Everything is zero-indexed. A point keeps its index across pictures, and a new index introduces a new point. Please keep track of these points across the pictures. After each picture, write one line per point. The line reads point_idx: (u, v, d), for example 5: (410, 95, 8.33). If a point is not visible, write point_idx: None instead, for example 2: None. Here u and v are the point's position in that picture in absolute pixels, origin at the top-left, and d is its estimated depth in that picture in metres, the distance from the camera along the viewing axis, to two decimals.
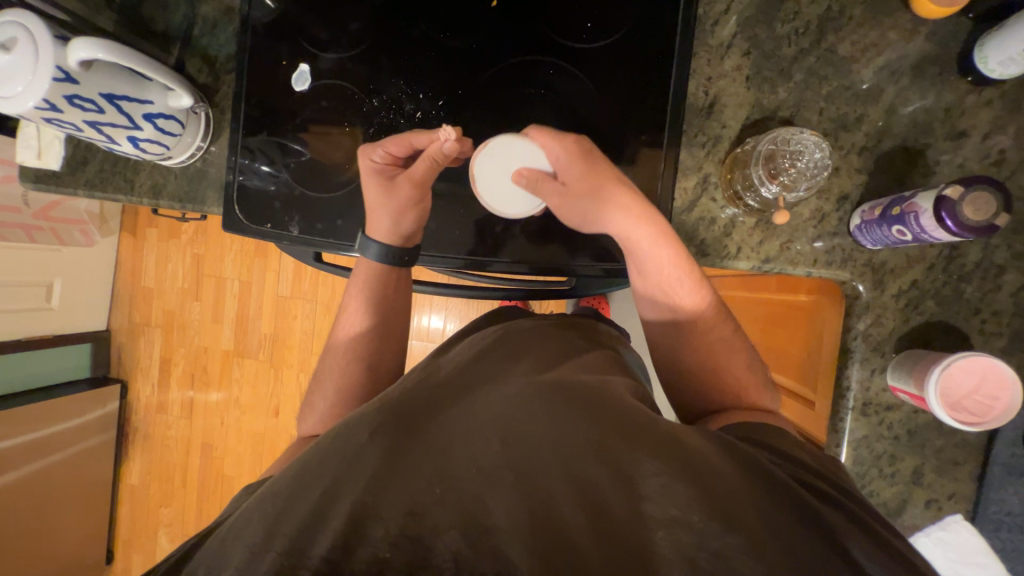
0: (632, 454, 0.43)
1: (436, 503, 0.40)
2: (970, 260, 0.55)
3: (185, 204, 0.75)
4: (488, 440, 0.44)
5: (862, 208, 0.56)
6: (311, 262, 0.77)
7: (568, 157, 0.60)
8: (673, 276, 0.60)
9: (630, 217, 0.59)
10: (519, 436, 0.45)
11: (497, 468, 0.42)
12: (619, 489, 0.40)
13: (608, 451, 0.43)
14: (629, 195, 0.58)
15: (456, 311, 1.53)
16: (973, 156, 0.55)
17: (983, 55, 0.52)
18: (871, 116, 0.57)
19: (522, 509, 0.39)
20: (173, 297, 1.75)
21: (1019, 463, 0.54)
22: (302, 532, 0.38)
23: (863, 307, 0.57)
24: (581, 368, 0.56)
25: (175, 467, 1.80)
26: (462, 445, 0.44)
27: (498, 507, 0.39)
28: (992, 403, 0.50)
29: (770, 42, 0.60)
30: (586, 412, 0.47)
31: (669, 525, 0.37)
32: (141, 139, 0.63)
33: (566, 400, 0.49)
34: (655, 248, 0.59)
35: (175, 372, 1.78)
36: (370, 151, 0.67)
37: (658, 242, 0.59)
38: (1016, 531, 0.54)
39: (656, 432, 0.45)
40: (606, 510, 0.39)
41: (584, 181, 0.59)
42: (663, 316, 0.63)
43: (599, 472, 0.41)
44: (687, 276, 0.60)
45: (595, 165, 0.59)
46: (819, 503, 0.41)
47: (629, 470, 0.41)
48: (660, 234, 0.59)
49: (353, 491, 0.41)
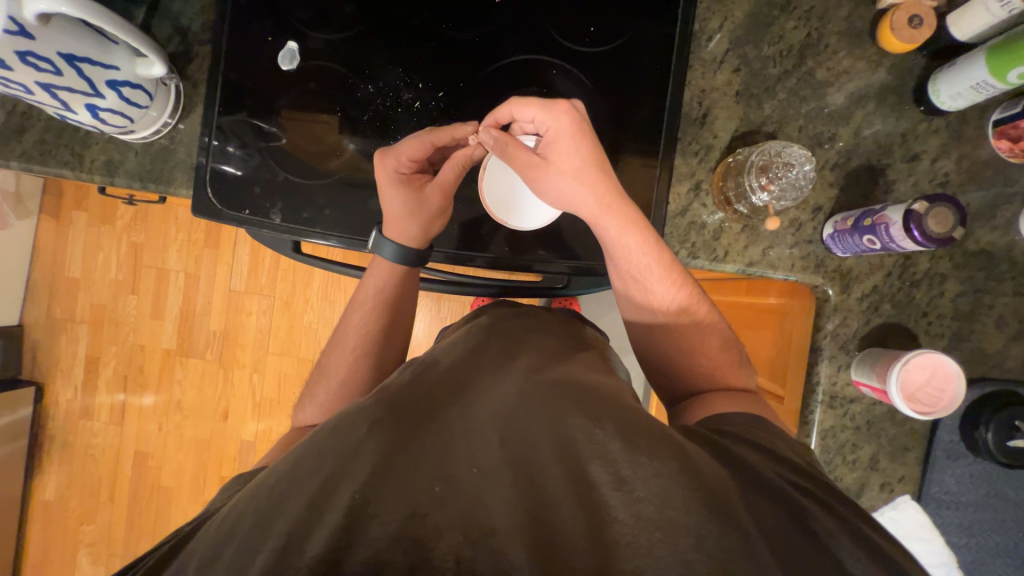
0: (626, 455, 0.42)
1: (439, 503, 0.38)
2: (920, 268, 0.62)
3: (146, 184, 0.68)
4: (487, 441, 0.43)
5: (835, 219, 0.62)
6: (288, 253, 0.72)
7: (557, 131, 0.58)
8: (641, 264, 0.60)
9: (598, 203, 0.58)
10: (520, 438, 0.44)
11: (498, 468, 0.41)
12: (618, 489, 0.39)
13: (605, 452, 0.42)
14: (599, 179, 0.57)
15: (426, 310, 1.50)
16: (924, 177, 0.63)
17: (937, 88, 0.59)
18: (842, 135, 0.63)
19: (523, 512, 0.38)
20: (104, 290, 1.58)
21: (956, 448, 0.61)
22: (301, 531, 0.35)
23: (832, 308, 0.63)
24: (580, 365, 0.56)
25: (101, 479, 1.61)
26: (464, 442, 0.43)
27: (497, 507, 0.38)
28: (941, 393, 0.56)
29: (757, 61, 0.64)
30: (586, 412, 0.46)
31: (665, 527, 0.37)
32: (101, 108, 0.57)
33: (567, 399, 0.48)
34: (622, 235, 0.59)
35: (104, 373, 1.60)
36: (393, 160, 0.63)
37: (626, 229, 0.59)
38: (953, 508, 0.62)
39: (658, 434, 0.44)
40: (606, 512, 0.38)
41: (562, 161, 0.58)
42: (632, 307, 0.63)
43: (602, 474, 0.40)
44: (655, 266, 0.60)
45: (574, 146, 0.57)
46: (806, 499, 0.41)
47: (628, 473, 0.40)
48: (627, 222, 0.58)
49: (350, 485, 0.38)
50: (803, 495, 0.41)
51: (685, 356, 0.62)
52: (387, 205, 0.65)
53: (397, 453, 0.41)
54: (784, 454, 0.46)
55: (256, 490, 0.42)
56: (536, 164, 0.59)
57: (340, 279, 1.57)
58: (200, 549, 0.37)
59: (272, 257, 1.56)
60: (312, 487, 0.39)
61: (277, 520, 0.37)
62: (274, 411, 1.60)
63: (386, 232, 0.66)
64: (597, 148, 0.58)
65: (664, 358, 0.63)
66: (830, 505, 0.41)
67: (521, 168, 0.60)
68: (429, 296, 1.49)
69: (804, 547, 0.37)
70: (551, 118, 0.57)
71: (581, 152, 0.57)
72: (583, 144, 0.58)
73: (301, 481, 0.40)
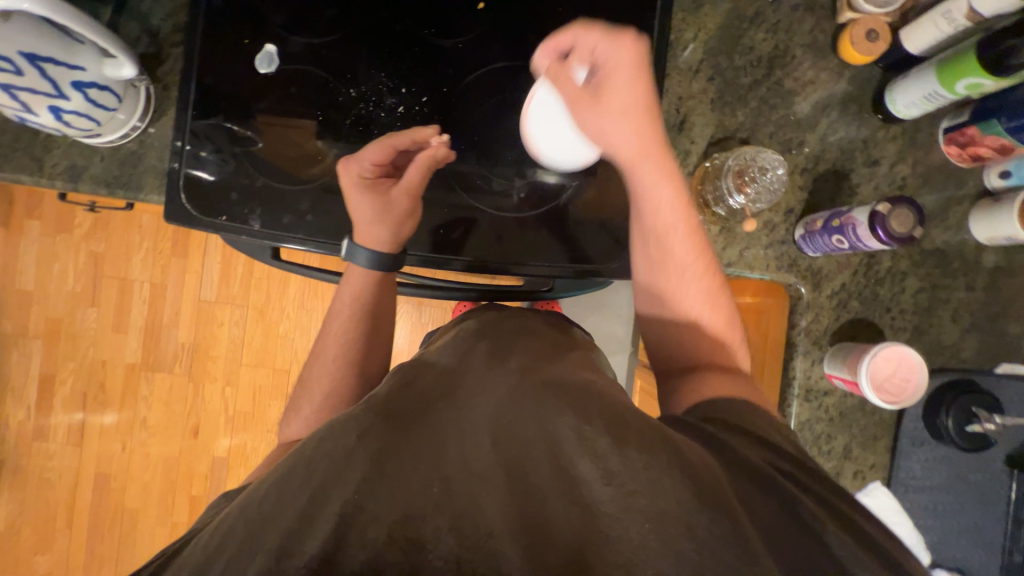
0: (615, 450, 0.42)
1: (432, 504, 0.37)
2: (884, 266, 0.66)
3: (113, 190, 0.65)
4: (480, 440, 0.43)
5: (805, 220, 0.65)
6: (267, 259, 0.70)
7: (618, 65, 0.61)
8: (669, 213, 0.61)
9: (639, 149, 0.61)
10: (513, 436, 0.44)
11: (489, 468, 0.41)
12: (607, 484, 0.40)
13: (593, 447, 0.42)
14: (645, 122, 0.60)
15: (406, 317, 1.48)
16: (885, 181, 0.67)
17: (893, 97, 0.63)
18: (810, 141, 0.67)
19: (515, 511, 0.38)
20: (61, 303, 1.49)
21: (920, 434, 0.65)
22: (293, 541, 0.35)
23: (804, 306, 0.66)
24: (570, 365, 0.56)
25: (58, 505, 1.51)
26: (455, 446, 0.43)
27: (490, 507, 0.38)
28: (906, 383, 0.59)
29: (730, 70, 0.67)
30: (575, 411, 0.46)
31: (653, 519, 0.37)
32: (66, 110, 0.54)
33: (556, 396, 0.48)
34: (658, 180, 0.61)
35: (61, 391, 1.50)
36: (356, 165, 0.65)
37: (661, 175, 0.61)
38: (919, 491, 0.65)
39: (647, 429, 0.45)
40: (597, 507, 0.38)
41: (617, 99, 0.61)
42: (652, 268, 0.64)
43: (588, 468, 0.41)
44: (681, 217, 0.62)
45: (630, 83, 0.60)
46: (789, 490, 0.42)
47: (617, 468, 0.40)
48: (663, 168, 0.61)
49: (343, 490, 0.38)
50: (791, 486, 0.43)
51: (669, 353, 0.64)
52: (355, 211, 0.65)
53: (388, 458, 0.40)
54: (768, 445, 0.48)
55: (242, 504, 0.40)
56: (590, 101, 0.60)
57: (316, 287, 1.53)
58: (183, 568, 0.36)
59: (245, 265, 1.51)
60: (305, 495, 0.38)
61: (267, 535, 0.35)
62: (248, 426, 1.54)
63: (357, 238, 0.66)
64: (651, 94, 0.61)
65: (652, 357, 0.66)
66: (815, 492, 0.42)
67: (572, 101, 0.60)
68: (409, 303, 1.47)
69: (787, 532, 0.38)
70: (616, 51, 0.60)
71: (638, 93, 0.61)
72: (638, 88, 0.61)
73: (290, 494, 0.39)
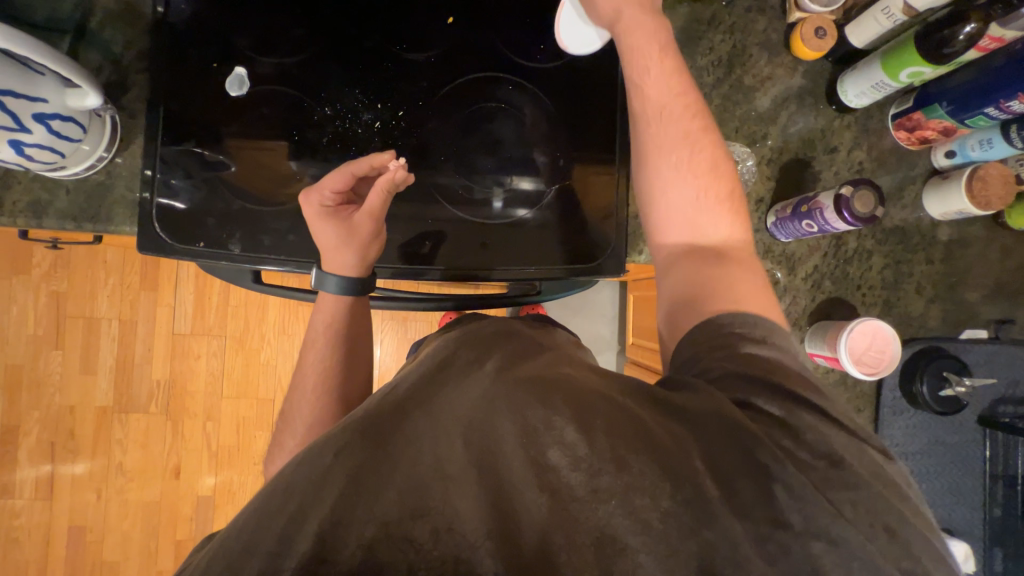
0: (582, 437, 0.40)
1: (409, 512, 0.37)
2: (851, 246, 0.70)
3: (80, 224, 0.62)
4: (452, 444, 0.41)
5: (775, 208, 0.68)
6: (249, 283, 0.69)
7: None
8: (638, 61, 0.58)
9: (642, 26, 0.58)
10: (485, 437, 0.41)
11: (460, 470, 0.39)
12: (575, 470, 0.38)
13: (562, 436, 0.40)
14: None
15: (393, 334, 1.46)
16: (844, 166, 0.71)
17: (844, 88, 0.67)
18: (772, 134, 0.70)
19: (487, 508, 0.37)
20: (21, 348, 1.41)
21: (899, 403, 0.68)
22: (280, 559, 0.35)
23: (782, 289, 0.69)
24: (551, 359, 0.52)
25: (28, 564, 1.42)
26: (423, 452, 0.41)
27: (465, 507, 0.37)
28: (882, 354, 0.62)
29: (694, 70, 0.70)
30: (541, 397, 0.43)
31: (623, 497, 0.37)
32: (27, 144, 0.52)
33: (524, 386, 0.44)
34: (628, 34, 0.58)
35: (26, 442, 1.42)
36: (317, 195, 0.63)
37: (633, 30, 0.58)
38: (904, 458, 0.68)
39: (620, 410, 0.42)
40: (566, 492, 0.38)
41: None
42: (661, 142, 0.56)
43: (558, 457, 0.39)
44: (653, 65, 0.57)
45: None
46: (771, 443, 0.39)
47: (585, 454, 0.39)
48: (633, 22, 0.58)
49: (319, 509, 0.38)
50: None
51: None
52: (320, 240, 0.64)
53: (365, 471, 0.39)
54: None
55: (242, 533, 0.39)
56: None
57: (297, 310, 1.49)
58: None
59: (220, 294, 1.46)
60: (282, 519, 0.38)
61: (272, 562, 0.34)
62: (232, 460, 1.48)
63: (325, 265, 0.65)
64: None
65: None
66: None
67: None
68: (394, 319, 1.46)
69: (758, 487, 0.37)
70: None
71: None
72: None
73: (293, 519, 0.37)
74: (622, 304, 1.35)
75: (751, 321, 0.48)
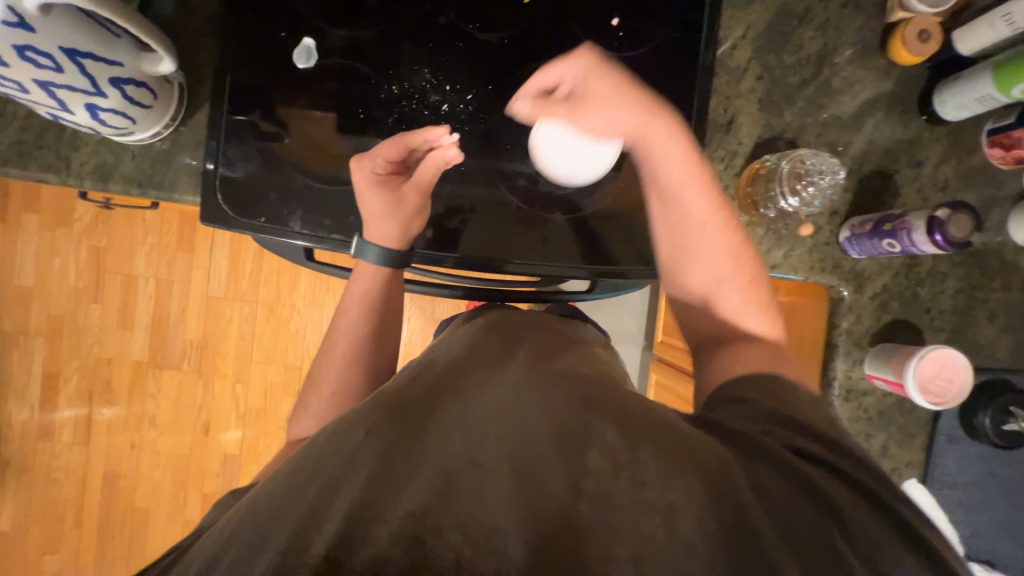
0: (623, 442, 0.41)
1: (440, 497, 0.36)
2: (925, 267, 0.67)
3: (145, 190, 0.62)
4: (485, 435, 0.41)
5: (851, 222, 0.65)
6: (302, 261, 0.69)
7: (587, 75, 0.60)
8: (680, 175, 0.61)
9: (643, 111, 0.60)
10: (521, 433, 0.42)
11: (496, 462, 0.39)
12: (618, 478, 0.38)
13: (605, 441, 0.41)
14: (634, 107, 0.60)
15: (421, 313, 1.47)
16: (927, 182, 0.67)
17: (942, 99, 0.63)
18: (855, 142, 0.67)
19: (524, 504, 0.37)
20: (63, 299, 1.45)
21: (956, 432, 0.66)
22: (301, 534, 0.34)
23: (847, 307, 0.67)
24: (579, 359, 0.54)
25: (65, 504, 1.50)
26: (460, 439, 0.41)
27: (499, 503, 0.36)
28: (950, 384, 0.61)
29: (778, 69, 0.66)
30: (586, 405, 0.44)
31: (665, 512, 0.36)
32: (102, 108, 0.51)
33: (565, 391, 0.46)
34: (666, 143, 0.61)
35: (65, 389, 1.47)
36: (369, 161, 0.62)
37: (670, 137, 0.61)
38: (954, 487, 0.67)
39: (659, 424, 0.43)
40: (607, 499, 0.37)
41: (604, 84, 0.60)
42: (700, 242, 0.61)
43: (595, 460, 0.39)
44: (694, 178, 0.61)
45: (605, 73, 0.60)
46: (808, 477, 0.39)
47: (627, 461, 0.39)
48: (670, 129, 0.60)
49: (351, 486, 0.37)
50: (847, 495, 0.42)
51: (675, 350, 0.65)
52: (365, 209, 0.63)
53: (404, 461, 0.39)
54: None
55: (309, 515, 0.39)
56: (576, 104, 0.61)
57: (328, 282, 1.50)
58: (196, 560, 0.35)
59: (254, 260, 1.48)
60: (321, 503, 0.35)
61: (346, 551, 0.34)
62: (258, 422, 1.52)
63: (366, 233, 0.64)
64: (623, 72, 0.60)
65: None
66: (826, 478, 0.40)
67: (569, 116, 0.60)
68: (423, 299, 1.46)
69: (796, 513, 0.36)
70: (579, 55, 0.59)
71: (615, 78, 0.60)
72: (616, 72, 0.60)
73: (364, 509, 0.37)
74: (655, 302, 1.33)
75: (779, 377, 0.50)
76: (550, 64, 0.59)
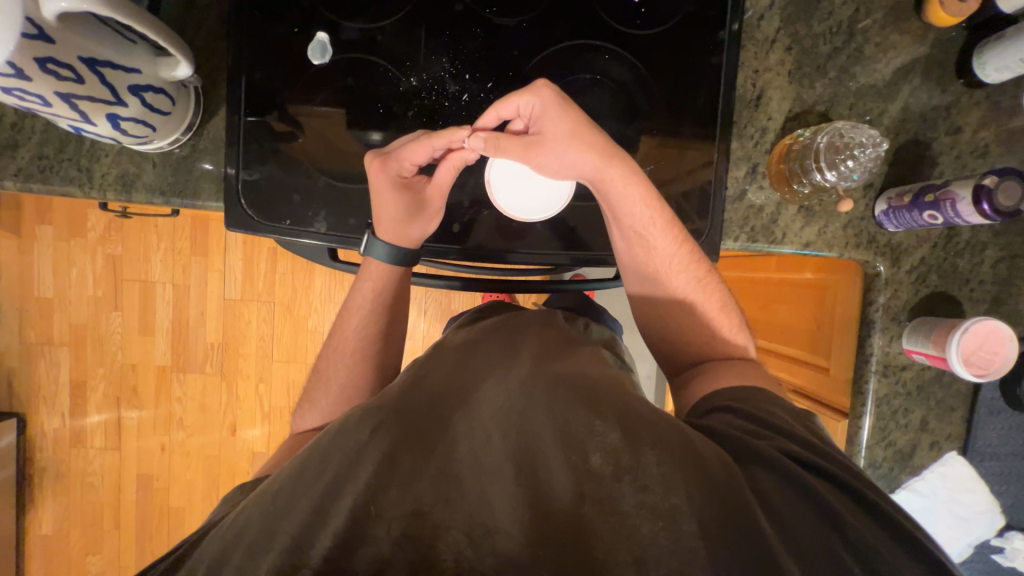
0: (626, 444, 0.40)
1: (443, 502, 0.38)
2: (964, 237, 0.65)
3: (168, 199, 0.62)
4: (489, 439, 0.42)
5: (887, 195, 0.63)
6: (327, 261, 0.68)
7: (539, 110, 0.58)
8: (641, 222, 0.61)
9: (602, 157, 0.59)
10: (523, 436, 0.42)
11: (498, 464, 0.40)
12: (619, 480, 0.38)
13: (605, 443, 0.40)
14: (591, 149, 0.58)
15: (437, 306, 1.47)
16: (966, 148, 0.64)
17: (982, 62, 0.61)
18: (890, 111, 0.64)
19: (524, 503, 0.38)
20: (83, 308, 1.46)
21: (997, 403, 0.65)
22: (303, 538, 0.36)
23: (883, 282, 0.66)
24: (584, 359, 0.51)
25: (102, 507, 1.54)
26: (466, 444, 0.41)
27: (501, 505, 0.38)
28: (994, 356, 0.59)
29: (808, 39, 0.64)
30: (588, 402, 0.44)
31: (663, 518, 0.37)
32: (124, 118, 0.50)
33: (569, 388, 0.45)
34: (626, 187, 0.60)
35: (93, 396, 1.50)
36: (390, 163, 0.59)
37: (629, 180, 0.60)
38: (995, 458, 0.66)
39: (662, 425, 0.42)
40: (611, 503, 0.38)
41: (558, 125, 0.58)
42: (661, 276, 0.64)
43: (599, 461, 0.39)
44: (656, 219, 0.61)
45: (560, 113, 0.58)
46: (801, 479, 0.40)
47: (628, 463, 0.39)
48: (629, 172, 0.59)
49: (354, 485, 0.38)
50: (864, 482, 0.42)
51: (681, 350, 0.65)
52: (379, 210, 0.61)
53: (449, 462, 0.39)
54: (820, 432, 0.47)
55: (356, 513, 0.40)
56: (531, 144, 0.59)
57: (342, 279, 1.50)
58: (205, 558, 0.38)
59: (268, 261, 1.48)
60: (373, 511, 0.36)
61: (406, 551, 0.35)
62: (281, 420, 1.54)
63: (378, 233, 0.63)
64: (575, 109, 0.58)
65: (712, 347, 0.64)
66: (826, 471, 0.41)
67: (524, 156, 0.60)
68: (439, 291, 1.46)
69: (790, 508, 0.38)
70: (531, 93, 0.57)
71: (570, 117, 0.58)
72: (568, 110, 0.58)
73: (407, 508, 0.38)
74: None
75: (755, 393, 0.53)
76: (508, 101, 0.57)
